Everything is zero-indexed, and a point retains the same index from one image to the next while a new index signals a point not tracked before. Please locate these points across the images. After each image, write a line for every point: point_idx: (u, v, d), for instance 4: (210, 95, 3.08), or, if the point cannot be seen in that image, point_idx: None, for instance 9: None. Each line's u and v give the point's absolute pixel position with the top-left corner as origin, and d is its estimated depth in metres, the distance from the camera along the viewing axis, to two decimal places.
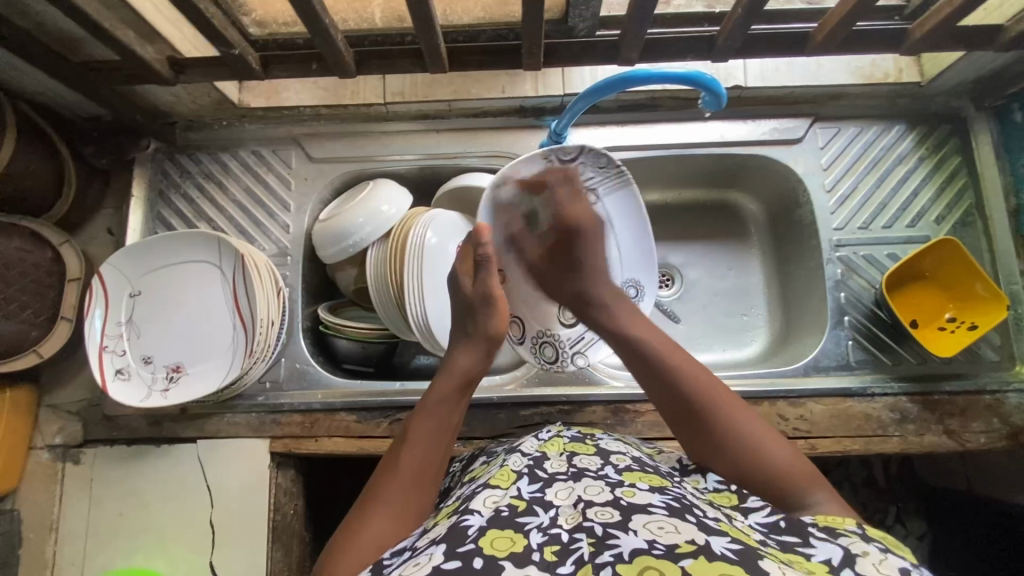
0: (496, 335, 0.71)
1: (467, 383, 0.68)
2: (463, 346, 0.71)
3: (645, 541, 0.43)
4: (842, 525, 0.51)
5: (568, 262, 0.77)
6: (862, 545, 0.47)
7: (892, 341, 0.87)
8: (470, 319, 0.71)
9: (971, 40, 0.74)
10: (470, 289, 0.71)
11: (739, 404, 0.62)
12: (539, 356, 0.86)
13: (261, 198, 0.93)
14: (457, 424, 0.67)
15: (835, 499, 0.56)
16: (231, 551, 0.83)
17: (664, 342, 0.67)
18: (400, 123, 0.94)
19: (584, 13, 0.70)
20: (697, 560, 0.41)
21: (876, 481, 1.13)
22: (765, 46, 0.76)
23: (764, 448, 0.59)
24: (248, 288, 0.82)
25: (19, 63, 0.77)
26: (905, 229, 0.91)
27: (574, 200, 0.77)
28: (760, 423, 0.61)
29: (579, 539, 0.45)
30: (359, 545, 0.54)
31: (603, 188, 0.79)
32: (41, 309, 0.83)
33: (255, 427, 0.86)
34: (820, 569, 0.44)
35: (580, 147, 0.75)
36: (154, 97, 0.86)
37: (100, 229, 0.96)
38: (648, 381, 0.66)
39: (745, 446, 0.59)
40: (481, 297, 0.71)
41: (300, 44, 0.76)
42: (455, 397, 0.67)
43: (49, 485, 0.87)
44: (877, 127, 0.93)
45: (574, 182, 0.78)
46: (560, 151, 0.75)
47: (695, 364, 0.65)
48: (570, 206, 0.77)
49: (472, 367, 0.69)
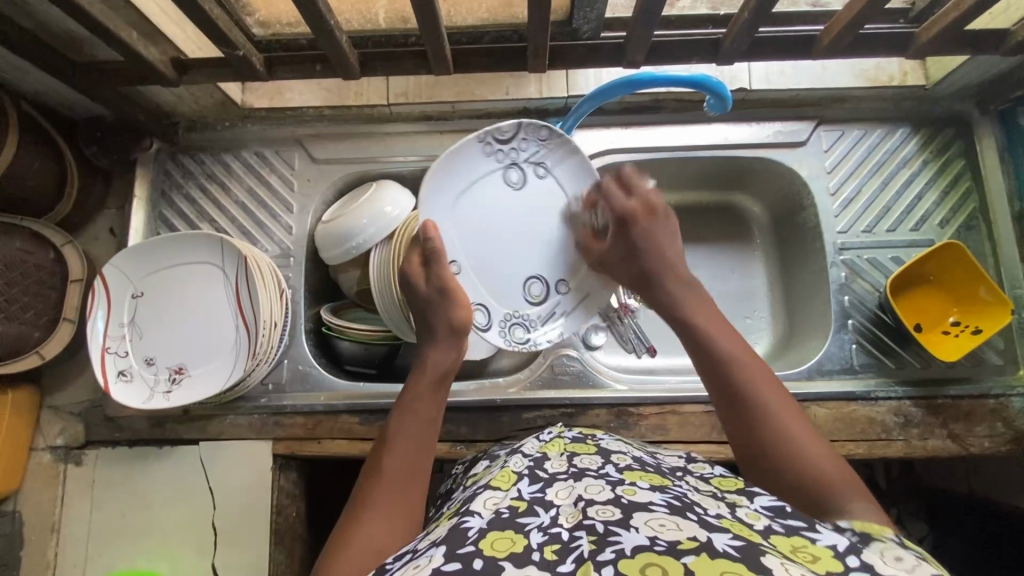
0: (461, 326, 0.71)
1: (441, 378, 0.68)
2: (432, 343, 0.70)
3: (646, 538, 0.43)
4: (881, 533, 0.49)
5: (628, 251, 0.73)
6: (896, 551, 0.46)
7: (895, 345, 0.87)
8: (431, 316, 0.71)
9: (977, 44, 0.74)
10: (424, 284, 0.72)
11: (785, 400, 0.59)
12: (511, 338, 0.82)
13: (263, 199, 0.93)
14: (438, 416, 0.66)
15: (876, 510, 0.52)
16: (233, 553, 0.83)
17: (726, 334, 0.64)
18: (403, 125, 0.94)
19: (589, 15, 0.70)
20: (699, 557, 0.40)
21: (877, 483, 1.13)
22: (772, 48, 0.76)
23: (806, 445, 0.56)
24: (251, 290, 0.82)
25: (21, 63, 0.76)
26: (909, 232, 0.90)
27: (631, 193, 0.74)
28: (804, 421, 0.58)
29: (579, 536, 0.45)
30: (354, 549, 0.53)
31: (548, 159, 0.80)
32: (43, 310, 0.83)
33: (257, 429, 0.86)
34: (825, 553, 0.44)
35: (516, 124, 0.76)
36: (156, 97, 0.85)
37: (102, 230, 0.96)
38: (705, 368, 0.63)
39: (788, 436, 0.56)
40: (437, 291, 0.71)
41: (305, 44, 0.77)
42: (431, 392, 0.67)
43: (50, 487, 0.86)
44: (881, 130, 0.93)
45: (518, 159, 0.79)
46: (496, 132, 0.77)
47: (752, 358, 0.62)
48: (626, 202, 0.73)
49: (445, 360, 0.69)
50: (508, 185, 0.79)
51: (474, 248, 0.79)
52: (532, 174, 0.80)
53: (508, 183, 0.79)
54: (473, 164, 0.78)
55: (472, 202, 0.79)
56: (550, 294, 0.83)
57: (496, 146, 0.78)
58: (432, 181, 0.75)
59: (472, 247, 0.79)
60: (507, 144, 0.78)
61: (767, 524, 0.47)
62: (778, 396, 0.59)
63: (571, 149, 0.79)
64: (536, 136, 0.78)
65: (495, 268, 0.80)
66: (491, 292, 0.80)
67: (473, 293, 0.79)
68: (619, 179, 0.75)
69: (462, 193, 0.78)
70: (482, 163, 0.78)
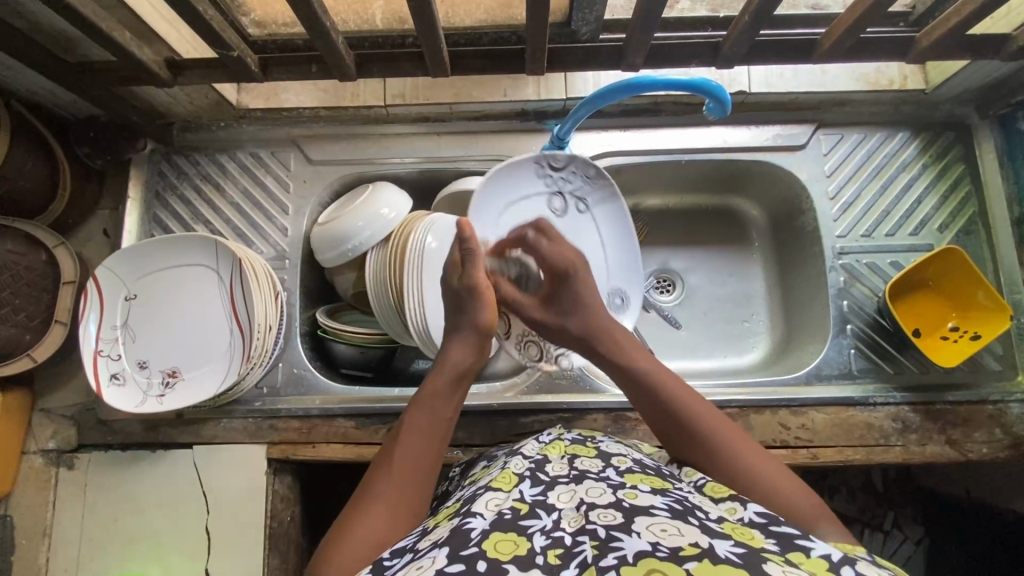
0: (487, 328, 0.70)
1: (459, 377, 0.67)
2: (456, 341, 0.69)
3: (648, 544, 0.42)
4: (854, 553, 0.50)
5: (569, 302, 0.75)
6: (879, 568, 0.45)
7: (894, 350, 0.86)
8: (457, 311, 0.70)
9: (979, 48, 0.73)
10: (455, 282, 0.70)
11: (739, 434, 0.61)
12: (523, 356, 0.86)
13: (259, 201, 0.92)
14: (450, 417, 0.66)
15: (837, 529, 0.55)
16: (228, 557, 0.82)
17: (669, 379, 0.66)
18: (399, 126, 0.93)
19: (587, 17, 0.70)
20: (702, 563, 0.40)
21: (874, 486, 1.12)
22: (772, 51, 0.75)
23: (763, 474, 0.57)
24: (246, 292, 0.81)
25: (13, 63, 0.75)
26: (908, 237, 0.90)
27: (555, 241, 0.77)
28: (760, 452, 0.60)
29: (582, 542, 0.44)
30: (356, 542, 0.52)
31: (591, 197, 0.84)
32: (35, 312, 0.82)
33: (252, 433, 0.85)
34: (820, 566, 0.43)
35: (571, 156, 0.79)
36: (150, 97, 0.84)
37: (96, 231, 0.95)
38: (655, 420, 0.65)
39: (747, 473, 0.58)
40: (466, 290, 0.69)
41: (300, 45, 0.76)
42: (448, 391, 0.66)
43: (42, 491, 0.85)
44: (880, 135, 0.92)
45: (564, 189, 0.82)
46: (552, 159, 0.79)
47: (695, 396, 0.64)
48: (556, 252, 0.76)
49: (464, 360, 0.68)
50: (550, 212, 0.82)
51: None
52: (573, 207, 0.83)
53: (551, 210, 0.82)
54: (524, 183, 0.80)
55: (516, 216, 0.80)
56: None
57: (550, 172, 0.80)
58: (486, 191, 0.77)
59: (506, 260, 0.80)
60: (558, 172, 0.81)
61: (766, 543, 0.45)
62: (730, 434, 0.61)
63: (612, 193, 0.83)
64: (582, 171, 0.81)
65: None
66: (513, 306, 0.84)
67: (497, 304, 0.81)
68: (540, 228, 0.78)
69: (510, 208, 0.80)
70: (532, 185, 0.80)
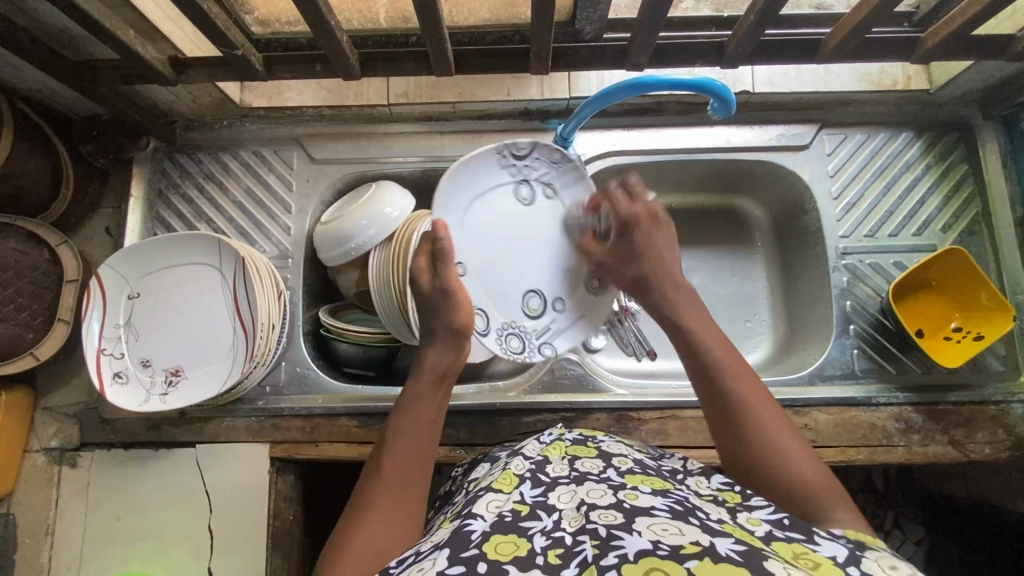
0: (463, 328, 0.69)
1: (440, 377, 0.67)
2: (431, 342, 0.69)
3: (649, 542, 0.42)
4: (872, 543, 0.50)
5: (627, 256, 0.73)
6: (890, 561, 0.45)
7: (896, 350, 0.87)
8: (433, 317, 0.69)
9: (984, 48, 0.73)
10: (427, 286, 0.69)
11: (769, 405, 0.60)
12: (507, 347, 0.81)
13: (261, 199, 0.92)
14: (436, 417, 0.66)
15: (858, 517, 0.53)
16: (230, 556, 0.82)
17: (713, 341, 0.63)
18: (402, 125, 0.93)
19: (591, 16, 0.70)
20: (703, 561, 0.40)
21: (874, 486, 1.12)
22: (777, 52, 0.75)
23: (787, 448, 0.57)
24: (248, 290, 0.81)
25: (15, 61, 0.75)
26: (911, 237, 0.90)
27: (634, 201, 0.73)
28: (790, 428, 0.59)
29: (583, 541, 0.44)
30: (355, 552, 0.52)
31: (557, 181, 0.82)
32: (38, 311, 0.82)
33: (255, 432, 0.85)
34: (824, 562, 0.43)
35: (533, 142, 0.79)
36: (154, 96, 0.84)
37: (97, 230, 0.95)
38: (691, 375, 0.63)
39: (769, 443, 0.57)
40: (440, 292, 0.69)
41: (303, 43, 0.76)
42: (430, 392, 0.66)
43: (44, 489, 0.85)
44: (884, 135, 0.92)
45: (529, 176, 0.81)
46: (513, 147, 0.78)
47: (735, 361, 0.62)
48: (629, 211, 0.72)
49: (444, 360, 0.68)
50: (518, 201, 0.81)
51: (478, 255, 0.79)
52: (541, 193, 0.82)
53: (519, 199, 0.81)
54: (486, 175, 0.78)
55: (480, 211, 0.79)
56: (547, 309, 0.83)
57: (514, 161, 0.79)
58: (447, 186, 0.75)
59: (478, 256, 0.79)
60: (522, 160, 0.80)
61: (767, 530, 0.47)
62: (761, 403, 0.59)
63: (579, 173, 0.81)
64: (549, 156, 0.80)
65: (497, 277, 0.80)
66: (494, 302, 0.80)
67: (476, 298, 0.78)
68: (626, 184, 0.74)
69: (474, 202, 0.78)
70: (497, 175, 0.79)
